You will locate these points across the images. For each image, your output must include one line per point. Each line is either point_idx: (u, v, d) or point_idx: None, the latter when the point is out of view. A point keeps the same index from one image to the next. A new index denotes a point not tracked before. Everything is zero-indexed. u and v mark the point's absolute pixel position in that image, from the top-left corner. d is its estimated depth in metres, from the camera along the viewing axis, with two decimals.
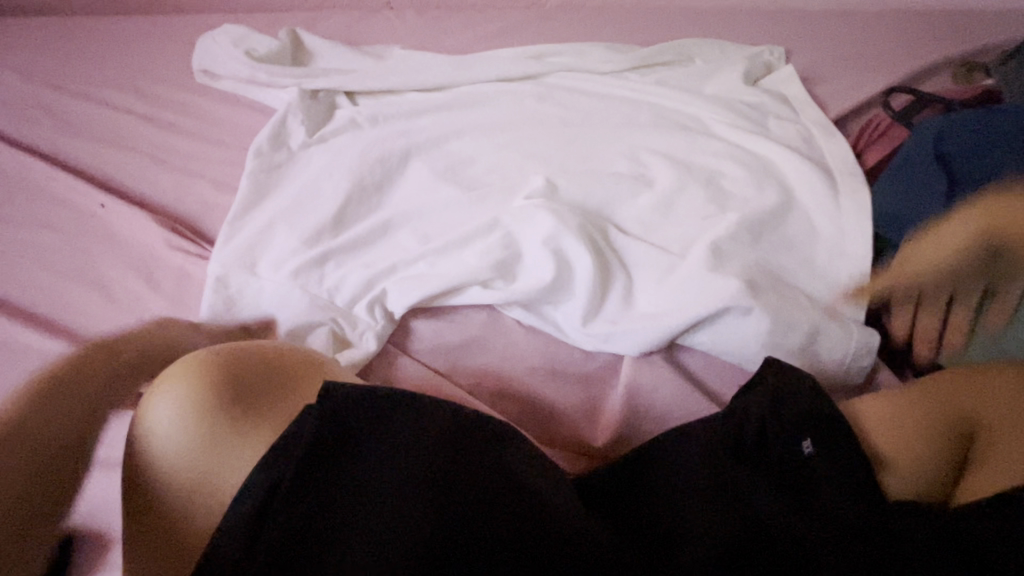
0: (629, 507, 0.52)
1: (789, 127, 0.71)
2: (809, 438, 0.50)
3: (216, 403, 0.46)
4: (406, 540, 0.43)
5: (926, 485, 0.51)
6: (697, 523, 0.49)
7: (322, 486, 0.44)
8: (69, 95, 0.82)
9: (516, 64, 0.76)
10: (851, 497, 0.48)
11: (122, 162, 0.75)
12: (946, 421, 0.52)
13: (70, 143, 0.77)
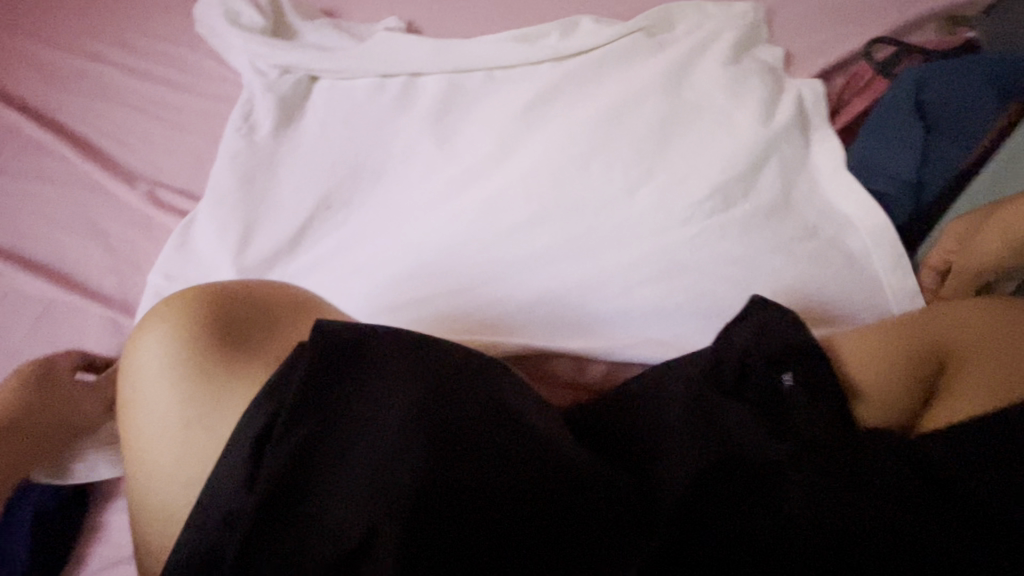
0: (618, 436, 0.55)
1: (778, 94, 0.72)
2: (787, 371, 0.52)
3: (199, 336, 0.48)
4: (399, 463, 0.45)
5: (898, 415, 0.52)
6: (680, 448, 0.51)
7: (320, 414, 0.46)
8: (62, 55, 0.84)
9: (509, 49, 0.76)
10: (825, 426, 0.50)
11: (119, 119, 0.79)
12: (917, 345, 0.52)
13: (68, 100, 0.80)
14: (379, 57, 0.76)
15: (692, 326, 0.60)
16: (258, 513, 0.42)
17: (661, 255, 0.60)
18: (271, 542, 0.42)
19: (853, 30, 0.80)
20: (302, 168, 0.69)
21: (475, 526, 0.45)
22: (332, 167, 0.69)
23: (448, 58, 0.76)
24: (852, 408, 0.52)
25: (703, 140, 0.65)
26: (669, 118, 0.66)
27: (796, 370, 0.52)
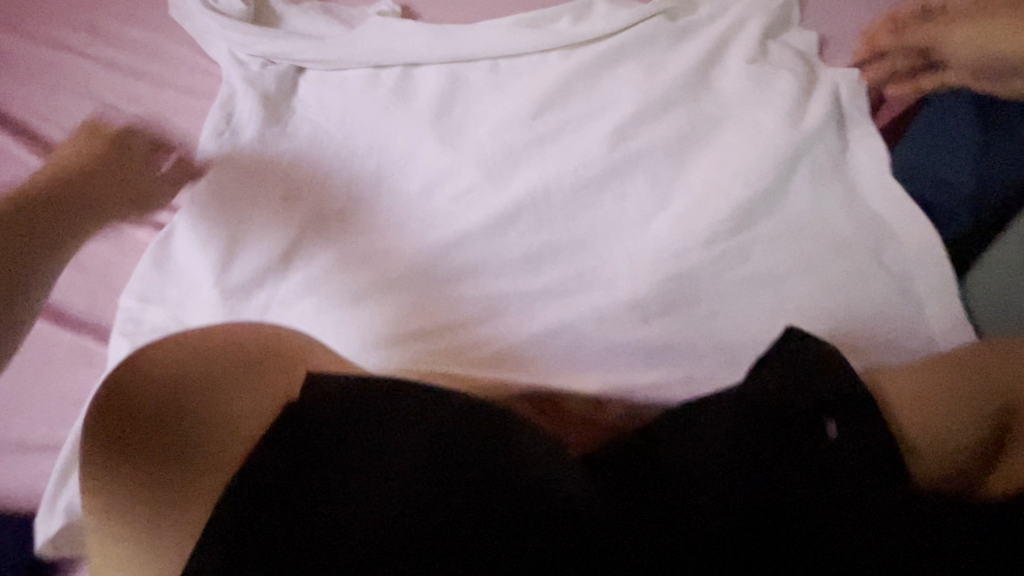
0: (636, 480, 0.45)
1: (817, 93, 0.64)
2: (833, 419, 0.43)
3: (157, 387, 0.42)
4: (388, 535, 0.38)
5: (953, 472, 0.43)
6: (706, 497, 0.42)
7: (297, 481, 0.40)
8: (11, 37, 0.74)
9: (521, 35, 0.68)
10: (885, 481, 0.41)
11: (77, 113, 0.70)
12: (983, 392, 0.44)
13: (20, 91, 0.71)
14: (374, 45, 0.68)
15: (726, 364, 0.54)
16: None
17: (689, 281, 0.57)
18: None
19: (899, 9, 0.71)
20: (292, 174, 0.61)
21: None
22: (323, 177, 0.61)
23: (447, 45, 0.67)
24: (905, 463, 0.43)
25: (729, 155, 0.62)
26: (692, 134, 0.63)
27: (840, 419, 0.43)
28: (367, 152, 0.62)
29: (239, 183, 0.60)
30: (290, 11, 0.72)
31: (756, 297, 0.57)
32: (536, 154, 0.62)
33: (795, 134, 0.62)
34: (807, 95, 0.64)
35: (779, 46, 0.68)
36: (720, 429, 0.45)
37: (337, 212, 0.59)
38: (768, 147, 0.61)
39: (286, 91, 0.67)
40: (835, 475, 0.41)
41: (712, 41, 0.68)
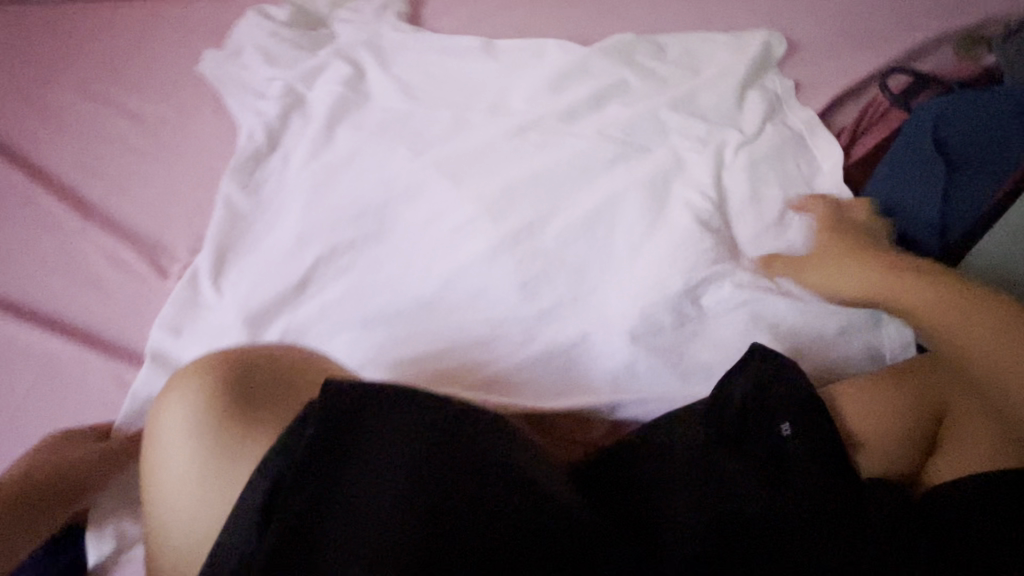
0: (617, 493, 0.55)
1: (771, 132, 0.72)
2: (787, 421, 0.53)
3: (218, 412, 0.51)
4: (405, 532, 0.46)
5: (899, 463, 0.53)
6: (675, 497, 0.53)
7: (333, 470, 0.48)
8: (44, 88, 0.79)
9: (514, 81, 0.77)
10: (830, 472, 0.50)
11: (106, 158, 0.74)
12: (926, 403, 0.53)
13: (51, 141, 0.75)
14: (397, 100, 0.76)
15: (689, 382, 0.60)
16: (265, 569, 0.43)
17: (673, 301, 0.61)
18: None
19: (861, 56, 0.79)
20: (312, 214, 0.68)
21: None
22: (333, 215, 0.68)
23: (455, 96, 0.77)
24: (856, 462, 0.54)
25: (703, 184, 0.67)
26: (673, 164, 0.69)
27: (796, 421, 0.53)
28: (377, 198, 0.69)
29: (264, 231, 0.68)
30: (306, 59, 0.78)
31: (738, 315, 0.61)
32: (526, 198, 0.68)
33: (769, 179, 0.68)
34: (783, 137, 0.71)
35: (752, 92, 0.74)
36: (695, 445, 0.55)
37: (354, 249, 0.67)
38: (746, 187, 0.68)
39: (304, 142, 0.73)
40: (786, 474, 0.51)
41: (693, 85, 0.74)
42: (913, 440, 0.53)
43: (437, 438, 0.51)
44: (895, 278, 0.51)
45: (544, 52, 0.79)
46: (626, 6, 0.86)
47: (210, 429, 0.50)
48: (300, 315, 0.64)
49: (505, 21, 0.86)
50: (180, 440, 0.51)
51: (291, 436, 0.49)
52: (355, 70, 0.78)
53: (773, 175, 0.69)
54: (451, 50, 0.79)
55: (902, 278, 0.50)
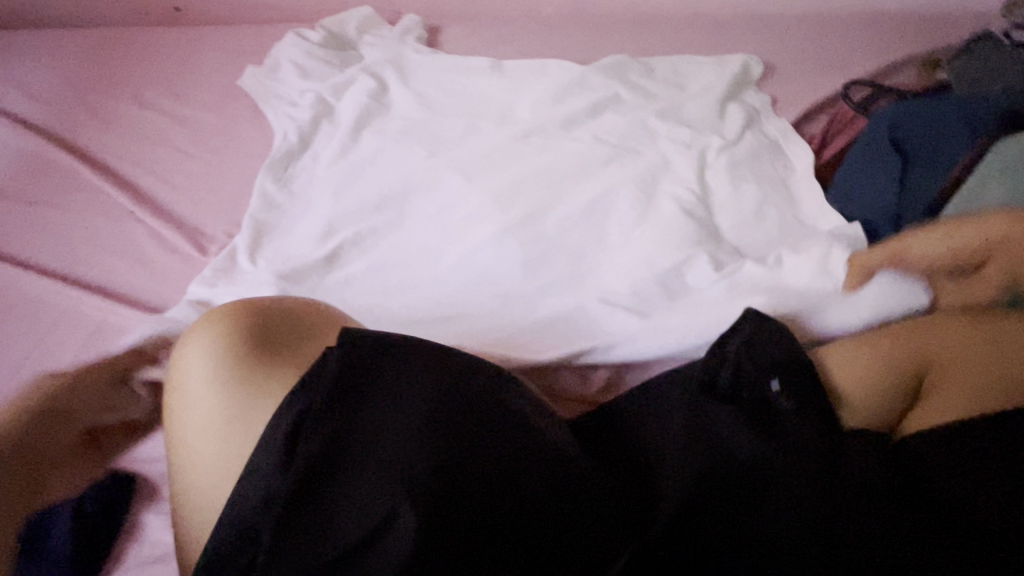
0: (614, 445, 0.61)
1: (748, 137, 0.80)
2: (776, 378, 0.58)
3: (237, 354, 0.55)
4: (415, 465, 0.51)
5: (879, 416, 0.58)
6: (669, 447, 0.58)
7: (348, 410, 0.53)
8: (106, 100, 0.90)
9: (521, 92, 0.87)
10: (810, 422, 0.56)
11: (158, 156, 0.84)
12: (906, 361, 0.58)
13: (110, 142, 0.85)
14: (418, 109, 0.85)
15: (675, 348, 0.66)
16: (289, 494, 0.49)
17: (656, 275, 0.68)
18: (305, 513, 0.49)
19: (830, 76, 0.88)
20: (339, 203, 0.76)
21: (471, 511, 0.51)
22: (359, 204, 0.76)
23: (468, 106, 0.86)
24: (839, 415, 0.58)
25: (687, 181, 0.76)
26: (659, 164, 0.77)
27: (785, 377, 0.58)
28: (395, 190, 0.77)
29: (296, 219, 0.77)
30: (336, 74, 0.89)
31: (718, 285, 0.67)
32: (528, 191, 0.76)
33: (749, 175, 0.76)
34: (760, 142, 0.80)
35: (731, 104, 0.84)
36: (688, 399, 0.60)
37: (375, 236, 0.75)
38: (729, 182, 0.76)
39: (333, 145, 0.82)
40: (770, 425, 0.57)
41: (677, 99, 0.84)
42: (898, 392, 0.58)
43: (449, 383, 0.56)
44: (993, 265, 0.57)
45: (547, 68, 0.89)
46: (619, 33, 0.97)
47: (232, 369, 0.55)
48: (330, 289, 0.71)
49: (512, 45, 0.97)
50: (202, 379, 0.55)
51: (313, 378, 0.54)
52: (378, 84, 0.87)
53: (751, 170, 0.77)
54: (465, 67, 0.90)
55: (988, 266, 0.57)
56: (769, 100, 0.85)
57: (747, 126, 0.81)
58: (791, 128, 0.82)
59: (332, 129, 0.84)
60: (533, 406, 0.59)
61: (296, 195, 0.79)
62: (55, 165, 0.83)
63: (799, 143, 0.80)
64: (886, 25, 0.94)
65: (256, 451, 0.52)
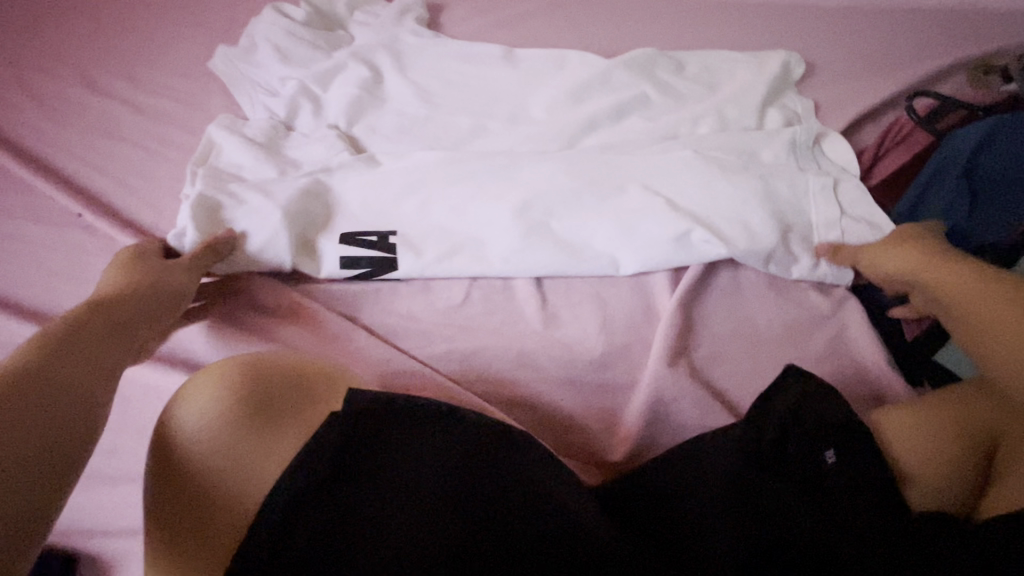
0: (649, 518, 0.53)
1: (785, 145, 0.70)
2: (831, 447, 0.51)
3: (209, 441, 0.45)
4: (425, 552, 0.45)
5: (950, 495, 0.50)
6: (709, 523, 0.50)
7: (347, 489, 0.46)
8: (79, 101, 0.83)
9: (532, 88, 0.77)
10: (877, 504, 0.48)
11: (133, 167, 0.77)
12: (972, 426, 0.51)
13: (81, 150, 0.78)
14: (419, 112, 0.76)
15: (711, 403, 0.59)
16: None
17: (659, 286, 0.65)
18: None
19: (877, 79, 0.79)
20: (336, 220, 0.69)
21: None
22: (348, 214, 0.70)
23: (473, 103, 0.76)
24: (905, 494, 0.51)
25: (721, 202, 0.66)
26: (693, 181, 0.67)
27: (839, 448, 0.51)
28: (383, 203, 0.70)
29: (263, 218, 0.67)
30: (322, 59, 0.80)
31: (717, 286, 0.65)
32: (535, 205, 0.68)
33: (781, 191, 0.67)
34: (801, 159, 0.70)
35: (769, 109, 0.74)
36: (731, 468, 0.52)
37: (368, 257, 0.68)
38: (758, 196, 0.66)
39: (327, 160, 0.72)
40: (827, 501, 0.50)
41: (708, 101, 0.74)
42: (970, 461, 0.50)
43: (465, 459, 0.49)
44: (931, 260, 0.54)
45: (561, 62, 0.78)
46: (641, 20, 0.87)
47: (208, 458, 0.45)
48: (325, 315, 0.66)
49: (523, 30, 0.86)
50: (174, 475, 0.45)
51: (311, 446, 0.46)
52: (373, 74, 0.78)
53: (781, 187, 0.67)
54: (472, 58, 0.79)
55: (929, 256, 0.54)
56: (813, 107, 0.76)
57: (792, 143, 0.70)
58: (830, 130, 0.73)
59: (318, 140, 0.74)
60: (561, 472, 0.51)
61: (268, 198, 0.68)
62: (17, 178, 0.75)
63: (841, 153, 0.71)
64: (943, 21, 0.84)
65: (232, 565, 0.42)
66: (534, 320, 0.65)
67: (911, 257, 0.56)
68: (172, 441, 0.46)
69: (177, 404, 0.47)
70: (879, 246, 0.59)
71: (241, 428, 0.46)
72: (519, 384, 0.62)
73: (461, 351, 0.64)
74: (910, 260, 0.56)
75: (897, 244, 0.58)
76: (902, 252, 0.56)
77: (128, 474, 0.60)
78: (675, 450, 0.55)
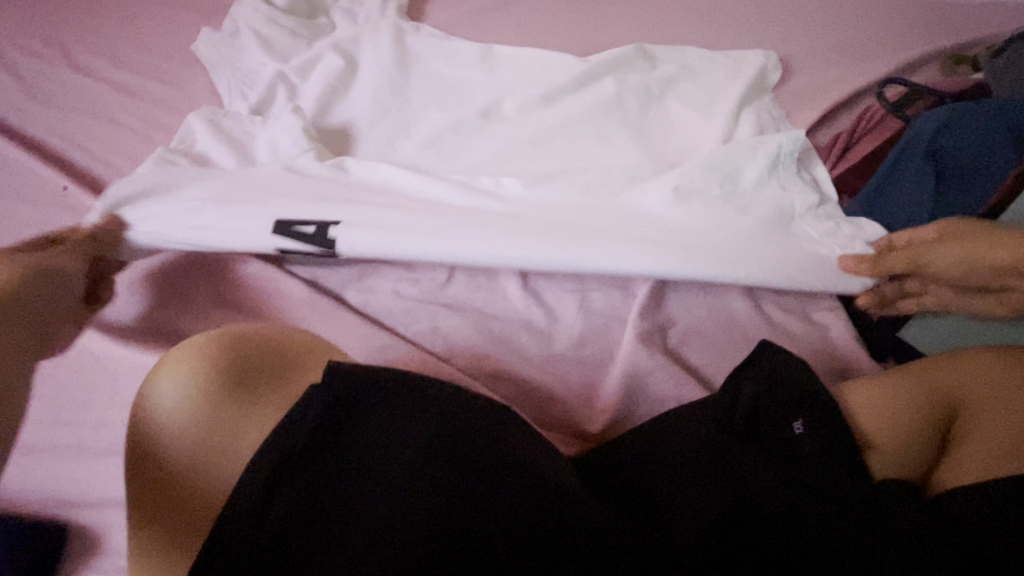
0: (624, 488, 0.55)
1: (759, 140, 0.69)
2: (800, 419, 0.52)
3: (192, 403, 0.47)
4: (405, 521, 0.45)
5: (910, 465, 0.53)
6: (680, 491, 0.52)
7: (327, 461, 0.47)
8: (59, 80, 0.83)
9: (508, 86, 0.79)
10: (843, 473, 0.50)
11: (116, 146, 0.77)
12: (933, 402, 0.53)
13: (63, 129, 0.79)
14: (401, 105, 0.78)
15: (685, 377, 0.61)
16: (264, 562, 0.43)
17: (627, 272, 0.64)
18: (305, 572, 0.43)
19: (849, 69, 0.81)
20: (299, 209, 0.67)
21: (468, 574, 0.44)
22: (289, 213, 0.66)
23: (450, 101, 0.78)
24: (868, 462, 0.53)
25: (690, 195, 0.66)
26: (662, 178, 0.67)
27: (807, 416, 0.52)
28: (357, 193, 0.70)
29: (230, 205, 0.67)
30: (304, 49, 0.83)
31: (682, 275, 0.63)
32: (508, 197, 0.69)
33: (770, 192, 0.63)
34: (782, 176, 0.67)
35: (746, 109, 0.74)
36: (702, 437, 0.53)
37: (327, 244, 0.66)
38: (721, 206, 0.65)
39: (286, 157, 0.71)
40: (794, 468, 0.51)
41: (678, 100, 0.76)
42: (931, 434, 0.53)
43: (440, 429, 0.49)
44: (989, 245, 0.52)
45: (538, 62, 0.80)
46: (619, 10, 0.89)
47: (192, 417, 0.47)
48: (309, 295, 0.67)
49: (503, 20, 0.89)
50: (158, 429, 0.46)
51: (291, 421, 0.46)
52: (347, 63, 0.80)
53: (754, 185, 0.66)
54: (452, 54, 0.81)
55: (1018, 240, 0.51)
56: (785, 114, 0.76)
57: (776, 157, 0.67)
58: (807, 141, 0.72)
59: (284, 131, 0.72)
60: (540, 443, 0.52)
61: (240, 185, 0.69)
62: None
63: (811, 163, 0.71)
64: (914, 12, 0.86)
65: (213, 530, 0.43)
66: (515, 300, 0.67)
67: (965, 250, 0.53)
68: (158, 397, 0.47)
69: (167, 363, 0.49)
70: (930, 257, 0.55)
71: (222, 396, 0.48)
72: (500, 361, 0.64)
73: (443, 330, 0.65)
74: (966, 254, 0.53)
75: (944, 247, 0.54)
76: (953, 254, 0.53)
77: (118, 449, 0.62)
78: (650, 425, 0.56)
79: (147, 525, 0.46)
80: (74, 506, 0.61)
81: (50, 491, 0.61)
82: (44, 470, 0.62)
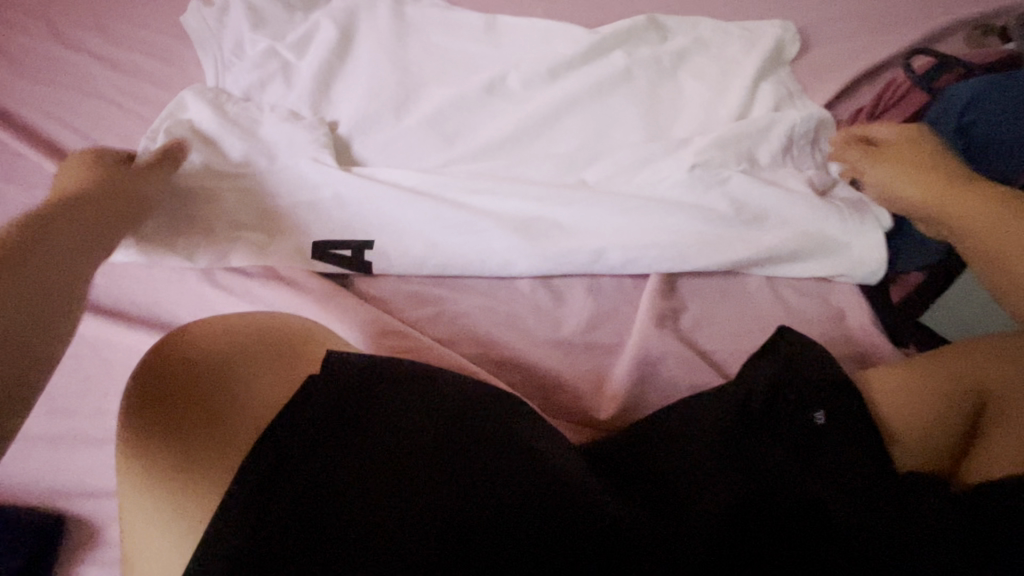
0: (637, 479, 0.52)
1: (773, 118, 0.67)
2: (821, 408, 0.50)
3: (186, 392, 0.45)
4: (413, 514, 0.44)
5: (934, 456, 0.51)
6: (697, 481, 0.49)
7: (329, 451, 0.45)
8: (43, 58, 0.80)
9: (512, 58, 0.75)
10: (862, 463, 0.48)
11: (105, 125, 0.74)
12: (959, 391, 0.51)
13: (48, 107, 0.76)
14: (401, 77, 0.74)
15: (698, 364, 0.59)
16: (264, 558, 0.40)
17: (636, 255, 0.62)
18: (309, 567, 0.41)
19: (869, 40, 0.78)
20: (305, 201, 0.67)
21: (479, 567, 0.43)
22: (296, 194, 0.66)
23: (453, 74, 0.75)
24: (891, 453, 0.51)
25: (703, 171, 0.63)
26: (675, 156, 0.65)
27: (829, 407, 0.51)
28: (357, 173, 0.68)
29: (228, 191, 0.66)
30: (300, 23, 0.79)
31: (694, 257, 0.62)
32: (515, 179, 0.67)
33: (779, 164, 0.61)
34: (795, 158, 0.67)
35: (761, 83, 0.71)
36: (720, 425, 0.51)
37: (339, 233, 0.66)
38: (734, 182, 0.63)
39: (290, 141, 0.70)
40: (814, 455, 0.49)
41: (690, 73, 0.73)
42: (957, 424, 0.50)
43: (446, 417, 0.48)
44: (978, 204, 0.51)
45: (543, 33, 0.77)
46: None
47: (186, 407, 0.44)
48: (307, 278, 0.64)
49: None
50: (148, 419, 0.44)
51: (293, 411, 0.45)
52: (344, 36, 0.77)
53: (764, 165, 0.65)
54: (454, 25, 0.78)
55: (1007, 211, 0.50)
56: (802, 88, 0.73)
57: (789, 137, 0.66)
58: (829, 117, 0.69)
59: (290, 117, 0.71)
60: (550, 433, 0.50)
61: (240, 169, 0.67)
62: None
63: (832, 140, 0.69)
64: None
65: (212, 525, 0.40)
66: (523, 284, 0.65)
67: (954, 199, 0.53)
68: (149, 387, 0.45)
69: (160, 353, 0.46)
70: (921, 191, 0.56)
71: (218, 386, 0.45)
72: (507, 346, 0.61)
73: (448, 315, 0.63)
74: (957, 206, 0.52)
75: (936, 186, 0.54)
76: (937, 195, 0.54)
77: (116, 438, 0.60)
78: (663, 414, 0.54)
79: (140, 521, 0.43)
80: (72, 497, 0.60)
81: (46, 480, 0.60)
82: (40, 459, 0.60)
